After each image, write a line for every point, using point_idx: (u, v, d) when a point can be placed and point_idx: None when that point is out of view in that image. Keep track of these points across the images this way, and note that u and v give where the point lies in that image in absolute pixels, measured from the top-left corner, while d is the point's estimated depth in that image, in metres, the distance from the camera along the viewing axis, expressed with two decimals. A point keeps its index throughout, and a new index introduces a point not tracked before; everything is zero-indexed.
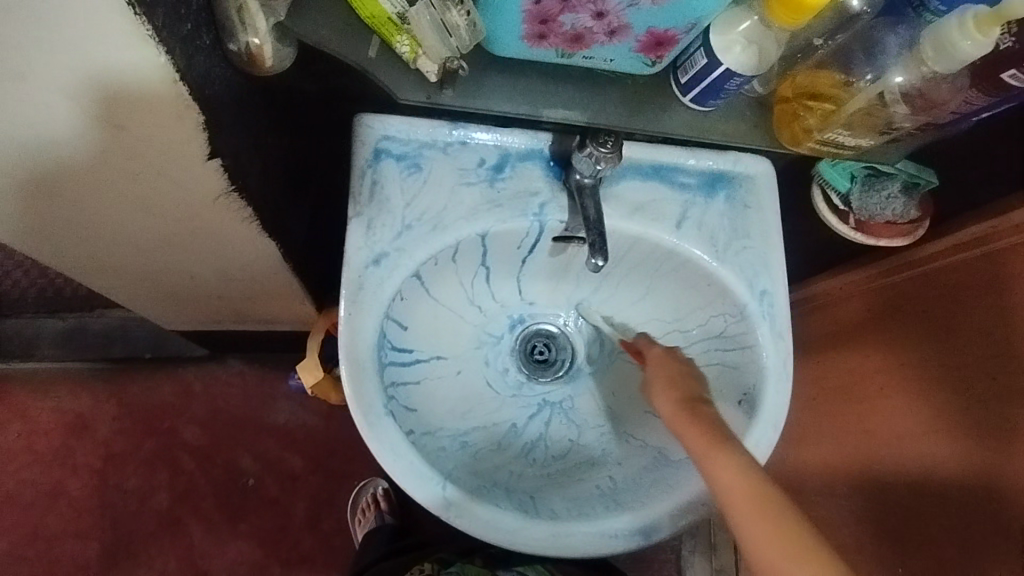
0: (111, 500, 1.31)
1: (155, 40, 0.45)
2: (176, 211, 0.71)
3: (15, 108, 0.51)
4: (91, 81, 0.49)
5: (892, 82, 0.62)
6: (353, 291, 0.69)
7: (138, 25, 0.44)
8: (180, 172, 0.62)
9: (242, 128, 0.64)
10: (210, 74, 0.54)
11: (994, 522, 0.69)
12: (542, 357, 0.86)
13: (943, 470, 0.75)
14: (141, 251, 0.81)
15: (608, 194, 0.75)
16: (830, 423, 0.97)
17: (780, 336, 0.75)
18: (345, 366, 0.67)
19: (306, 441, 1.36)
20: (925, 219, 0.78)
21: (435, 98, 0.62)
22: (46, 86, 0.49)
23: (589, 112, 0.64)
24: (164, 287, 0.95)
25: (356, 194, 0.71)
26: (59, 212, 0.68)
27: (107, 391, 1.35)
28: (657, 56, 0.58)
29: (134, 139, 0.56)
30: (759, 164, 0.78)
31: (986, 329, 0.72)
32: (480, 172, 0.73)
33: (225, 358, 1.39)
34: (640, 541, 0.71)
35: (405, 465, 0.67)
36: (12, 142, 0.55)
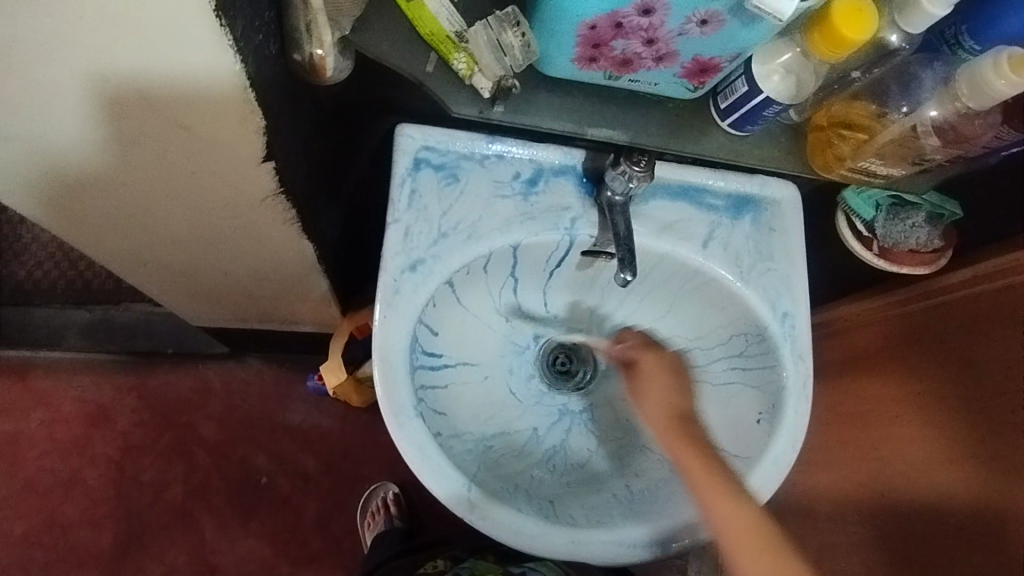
0: (126, 491, 1.33)
1: (231, 47, 0.48)
2: (221, 211, 0.74)
3: (90, 102, 0.54)
4: (166, 82, 0.52)
5: (926, 115, 0.64)
6: (389, 294, 0.71)
7: (220, 34, 0.47)
8: (233, 174, 0.66)
9: (293, 135, 0.67)
10: (274, 82, 0.57)
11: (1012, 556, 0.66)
12: (564, 368, 0.88)
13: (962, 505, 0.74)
14: (181, 247, 0.83)
15: (637, 212, 0.78)
16: (843, 449, 0.98)
17: (800, 358, 0.77)
18: (378, 366, 0.69)
19: (320, 443, 1.38)
20: (948, 249, 0.81)
21: (486, 113, 0.64)
22: (122, 84, 0.52)
23: (631, 132, 0.67)
24: (198, 283, 0.98)
25: (395, 201, 0.73)
26: (110, 205, 0.71)
27: (129, 384, 1.38)
28: (700, 82, 0.60)
29: (196, 139, 0.60)
30: (786, 189, 0.79)
31: (1007, 360, 0.73)
32: (515, 185, 0.76)
33: (246, 357, 1.41)
34: (657, 552, 0.72)
35: (432, 465, 0.69)
36: (80, 138, 0.59)
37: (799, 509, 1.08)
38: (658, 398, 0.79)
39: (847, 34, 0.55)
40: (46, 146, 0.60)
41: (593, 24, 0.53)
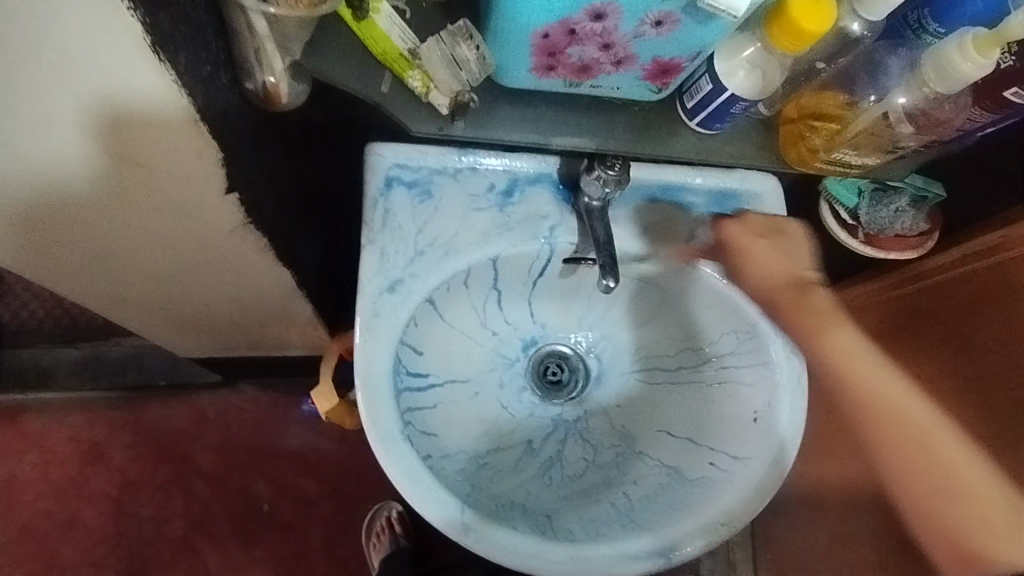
0: (126, 528, 1.31)
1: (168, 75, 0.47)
2: (194, 243, 0.73)
3: (43, 148, 0.53)
4: (117, 122, 0.51)
5: (895, 103, 0.62)
6: (368, 318, 0.70)
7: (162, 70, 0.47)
8: (199, 205, 0.65)
9: (258, 163, 0.66)
10: (228, 112, 0.57)
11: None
12: (555, 378, 0.87)
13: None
14: (157, 281, 0.82)
15: (615, 217, 0.76)
16: (846, 437, 0.96)
17: (792, 353, 0.75)
18: (361, 392, 0.68)
19: (320, 466, 1.37)
20: (934, 231, 0.80)
21: (447, 129, 0.62)
22: (72, 128, 0.52)
23: (598, 139, 0.66)
24: (180, 316, 0.96)
25: (368, 222, 0.72)
26: (81, 246, 0.70)
27: (123, 419, 1.36)
28: (663, 83, 0.59)
29: (154, 176, 0.59)
30: (766, 181, 0.78)
31: (1004, 339, 0.72)
32: (491, 197, 0.74)
33: (239, 384, 1.40)
34: (660, 563, 0.70)
35: (422, 489, 0.67)
36: (38, 181, 0.58)
37: (808, 499, 1.06)
38: (777, 270, 0.73)
39: (806, 26, 0.53)
40: (7, 197, 0.59)
41: (546, 33, 0.52)
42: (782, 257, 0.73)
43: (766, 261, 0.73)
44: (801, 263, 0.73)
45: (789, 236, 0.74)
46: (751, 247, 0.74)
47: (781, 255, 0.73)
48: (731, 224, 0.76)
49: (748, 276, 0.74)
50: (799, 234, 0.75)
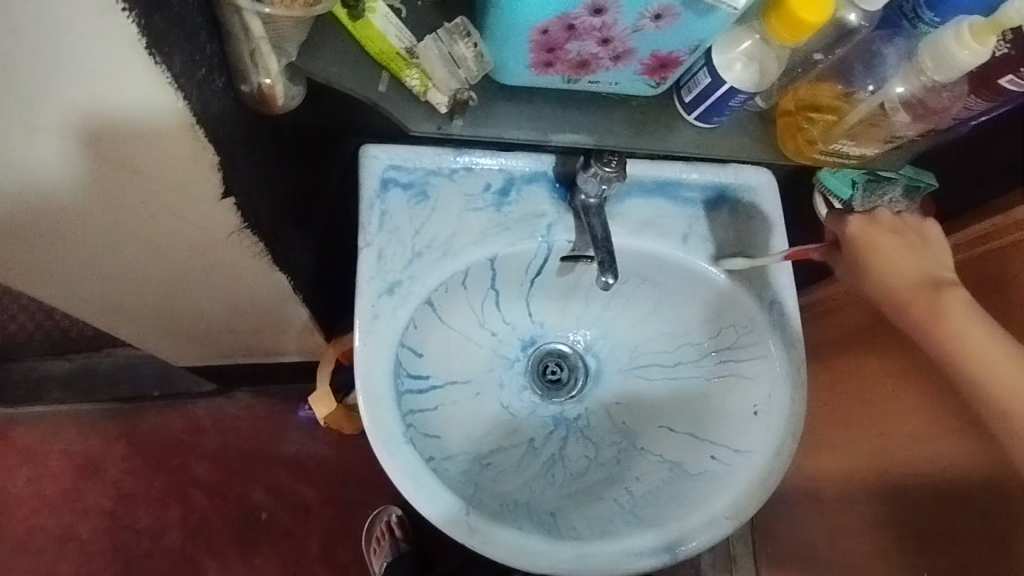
0: (123, 541, 1.29)
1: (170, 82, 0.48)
2: (188, 250, 0.72)
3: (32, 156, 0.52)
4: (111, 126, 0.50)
5: (892, 92, 0.63)
6: (367, 320, 0.69)
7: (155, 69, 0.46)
8: (194, 212, 0.64)
9: (252, 167, 0.65)
10: (222, 116, 0.56)
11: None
12: (554, 377, 0.86)
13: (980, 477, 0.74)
14: (151, 290, 0.81)
15: (614, 213, 0.76)
16: (845, 427, 0.97)
17: (793, 345, 0.75)
18: (362, 396, 0.68)
19: (319, 472, 1.36)
20: (929, 221, 0.81)
21: (445, 127, 0.63)
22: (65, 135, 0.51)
23: (595, 135, 0.66)
24: (175, 324, 0.95)
25: (365, 225, 0.71)
26: (73, 257, 0.69)
27: (117, 431, 1.34)
28: (661, 77, 0.59)
29: (147, 182, 0.58)
30: (760, 175, 0.78)
31: None
32: (487, 197, 0.74)
33: (235, 392, 1.38)
34: (666, 558, 0.70)
35: (426, 492, 0.67)
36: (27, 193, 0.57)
37: (806, 490, 1.07)
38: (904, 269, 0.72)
39: (805, 18, 0.53)
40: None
41: (544, 29, 0.52)
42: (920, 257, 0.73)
43: (902, 261, 0.73)
44: (934, 263, 0.72)
45: (931, 245, 0.74)
46: (881, 242, 0.74)
47: (915, 255, 0.73)
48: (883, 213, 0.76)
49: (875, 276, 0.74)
50: (892, 246, 0.73)
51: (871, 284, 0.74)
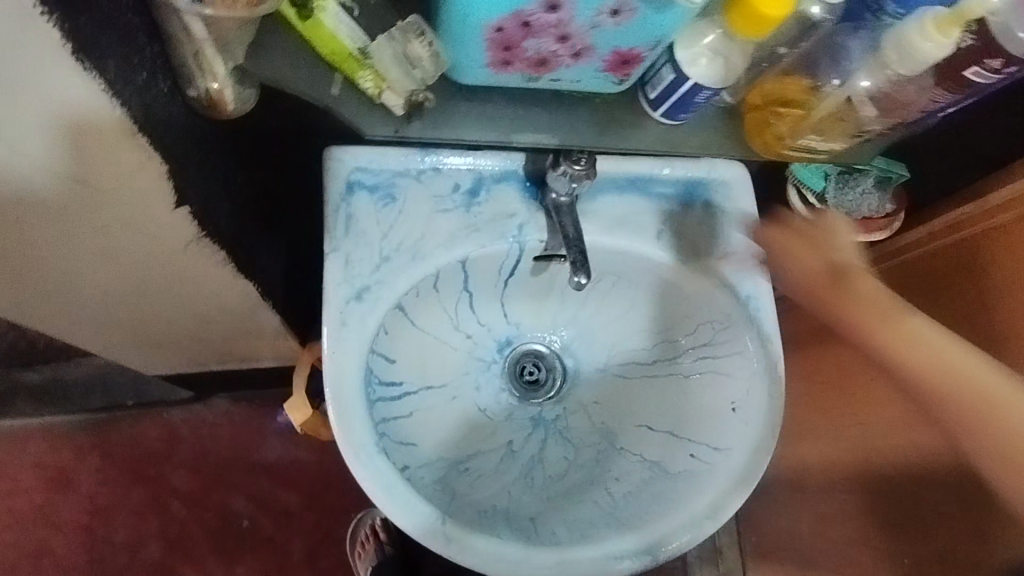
0: (100, 555, 1.26)
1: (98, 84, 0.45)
2: (149, 260, 0.70)
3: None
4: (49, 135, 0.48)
5: (858, 85, 0.62)
6: (336, 328, 0.68)
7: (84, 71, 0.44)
8: (148, 221, 0.62)
9: (208, 173, 0.63)
10: (171, 122, 0.54)
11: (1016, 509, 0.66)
12: (531, 377, 0.85)
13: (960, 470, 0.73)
14: (113, 301, 0.78)
15: (585, 211, 0.75)
16: (825, 419, 0.97)
17: (769, 339, 0.75)
18: (331, 406, 0.66)
19: (299, 478, 1.33)
20: (900, 211, 0.82)
21: (402, 131, 0.61)
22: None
23: (561, 134, 0.64)
24: (143, 336, 0.92)
25: (331, 230, 0.70)
26: (28, 275, 0.66)
27: (90, 443, 1.31)
28: (624, 74, 0.58)
29: (93, 193, 0.56)
30: (732, 169, 0.78)
31: (968, 313, 0.73)
32: (456, 197, 0.73)
33: (210, 399, 1.36)
34: (647, 561, 0.69)
35: (401, 503, 0.66)
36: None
37: (788, 480, 1.07)
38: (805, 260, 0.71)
39: (767, 11, 0.53)
40: None
41: (499, 27, 0.51)
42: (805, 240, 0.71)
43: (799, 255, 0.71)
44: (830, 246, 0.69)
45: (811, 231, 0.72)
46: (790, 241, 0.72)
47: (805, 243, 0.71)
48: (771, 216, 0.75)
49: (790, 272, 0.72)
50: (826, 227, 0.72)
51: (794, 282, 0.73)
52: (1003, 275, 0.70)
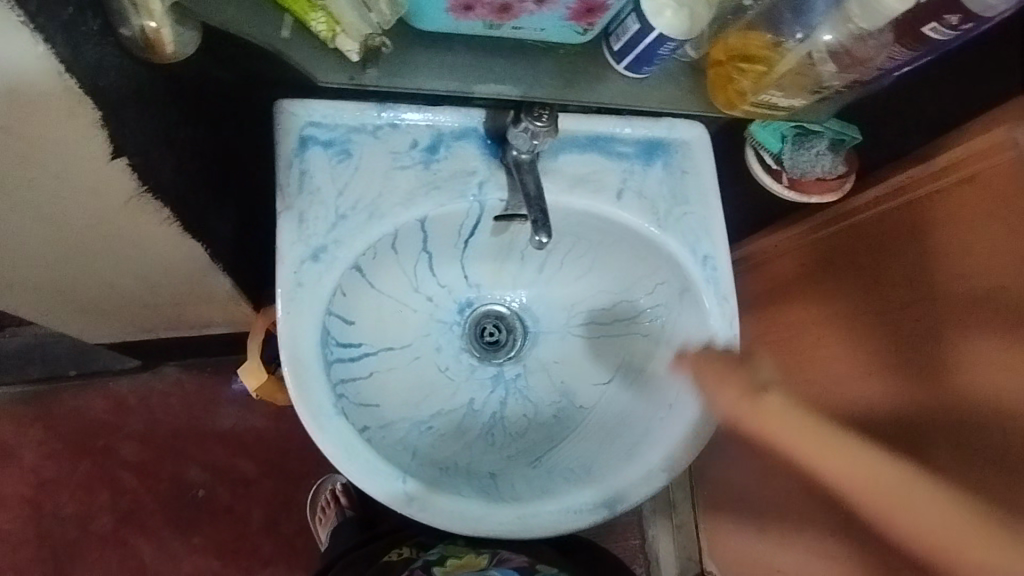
0: (47, 529, 1.22)
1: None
2: (83, 216, 0.66)
3: None
4: None
5: (820, 40, 0.63)
6: (291, 289, 0.66)
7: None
8: (79, 176, 0.59)
9: (148, 124, 0.60)
10: (103, 64, 0.51)
11: (946, 458, 0.70)
12: (492, 338, 0.85)
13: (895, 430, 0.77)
14: (49, 263, 0.74)
15: (546, 169, 0.74)
16: (776, 376, 1.00)
17: (724, 299, 0.76)
18: (287, 367, 0.64)
19: (257, 445, 1.31)
20: (852, 173, 0.81)
21: (358, 78, 0.60)
22: None
23: (522, 87, 0.64)
24: (83, 301, 0.88)
25: (283, 186, 0.67)
26: None
27: (30, 415, 1.25)
28: (588, 23, 0.58)
29: (20, 141, 0.52)
30: (693, 129, 0.78)
31: (910, 273, 0.76)
32: (414, 154, 0.70)
33: (160, 367, 1.31)
34: (606, 514, 0.71)
35: (362, 463, 0.65)
36: None
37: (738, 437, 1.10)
38: (766, 294, 1.03)
39: None
40: None
41: None
42: (762, 282, 1.04)
43: (755, 285, 1.06)
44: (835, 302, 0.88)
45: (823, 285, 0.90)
46: (759, 265, 1.04)
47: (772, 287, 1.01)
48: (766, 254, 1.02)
49: (754, 295, 1.06)
50: (828, 279, 0.90)
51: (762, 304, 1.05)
52: (945, 237, 0.72)
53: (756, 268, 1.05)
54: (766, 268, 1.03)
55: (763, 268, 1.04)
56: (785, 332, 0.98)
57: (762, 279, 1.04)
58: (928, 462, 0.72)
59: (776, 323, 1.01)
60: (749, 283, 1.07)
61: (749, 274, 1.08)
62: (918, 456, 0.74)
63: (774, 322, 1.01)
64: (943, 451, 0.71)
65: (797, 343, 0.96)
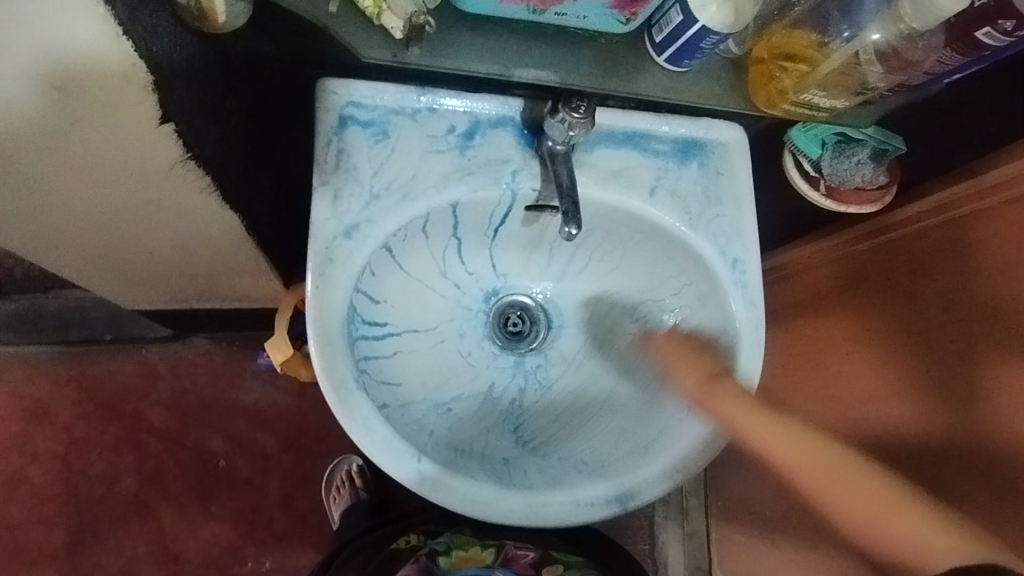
0: (75, 486, 1.26)
1: None
2: (126, 181, 0.68)
3: None
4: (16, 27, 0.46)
5: (869, 40, 0.63)
6: (322, 263, 0.67)
7: None
8: (129, 142, 0.62)
9: (195, 93, 0.62)
10: (157, 29, 0.54)
11: (979, 487, 0.69)
12: (516, 328, 0.85)
13: (926, 454, 0.75)
14: (94, 225, 0.77)
15: (580, 162, 0.74)
16: (802, 390, 0.98)
17: (752, 304, 0.75)
18: (313, 340, 0.65)
19: (278, 421, 1.33)
20: (892, 184, 0.79)
21: (401, 56, 0.61)
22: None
23: (562, 73, 0.64)
24: (124, 265, 0.91)
25: (321, 163, 0.68)
26: (13, 189, 0.66)
27: (66, 375, 1.30)
28: (631, 13, 0.59)
29: (77, 103, 0.55)
30: (731, 131, 0.77)
31: (948, 291, 0.74)
32: (450, 139, 0.71)
33: (191, 338, 1.34)
34: (616, 509, 0.71)
35: (379, 440, 0.66)
36: None
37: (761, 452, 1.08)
38: (795, 308, 1.02)
39: None
40: None
41: None
42: (791, 294, 1.03)
43: (785, 296, 1.05)
44: (868, 319, 0.86)
45: (858, 300, 0.88)
46: (792, 276, 1.03)
47: (803, 300, 1.00)
48: (798, 265, 1.02)
49: (783, 305, 1.05)
50: (861, 294, 0.88)
51: (790, 316, 1.04)
52: (988, 256, 0.70)
53: (788, 281, 1.04)
54: (797, 280, 1.02)
55: (795, 279, 1.02)
56: (812, 346, 0.97)
57: (794, 290, 1.03)
58: (962, 488, 0.71)
59: (805, 336, 0.99)
60: (780, 294, 1.06)
61: (780, 286, 1.07)
62: (947, 482, 0.73)
63: (801, 335, 1.00)
64: (974, 474, 0.69)
65: (825, 358, 0.94)
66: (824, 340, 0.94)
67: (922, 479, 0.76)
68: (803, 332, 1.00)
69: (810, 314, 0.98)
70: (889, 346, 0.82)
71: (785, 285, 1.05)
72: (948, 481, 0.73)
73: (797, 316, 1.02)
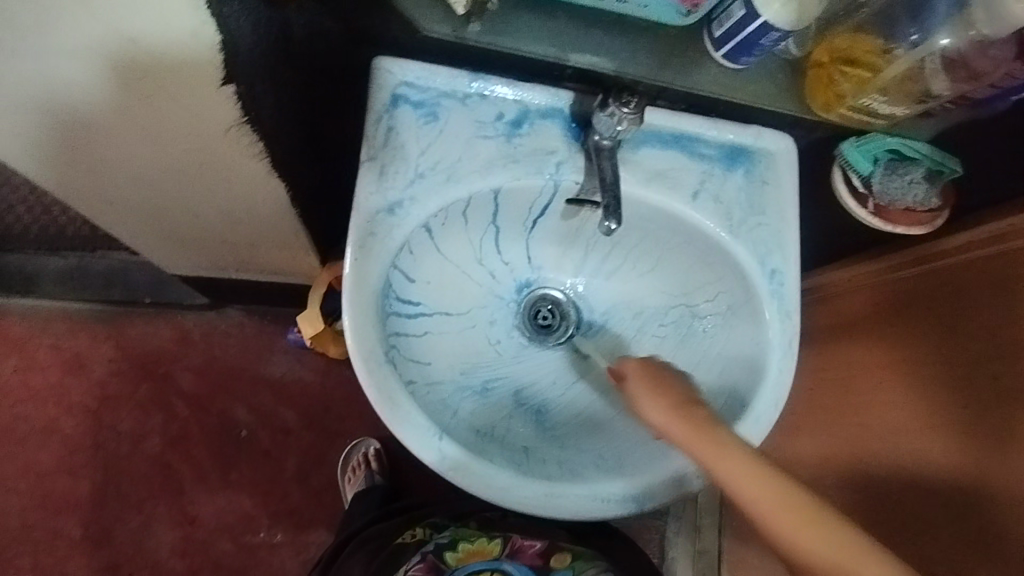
0: (104, 440, 1.30)
1: None
2: (183, 141, 0.71)
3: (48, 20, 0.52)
4: None
5: (937, 45, 0.62)
6: (363, 236, 0.68)
7: None
8: (194, 99, 0.64)
9: (257, 61, 0.63)
10: None
11: (1008, 529, 0.66)
12: (545, 322, 0.85)
13: (955, 491, 0.73)
14: (149, 184, 0.79)
15: (626, 160, 0.74)
16: (831, 416, 0.96)
17: (787, 316, 0.74)
18: (348, 310, 0.67)
19: (302, 397, 1.36)
20: (945, 209, 0.76)
21: (460, 32, 0.65)
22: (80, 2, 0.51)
23: (617, 61, 0.66)
24: (172, 228, 0.94)
25: (371, 139, 0.70)
26: (81, 139, 0.69)
27: (105, 332, 1.34)
28: (692, 5, 0.60)
29: (148, 57, 0.57)
30: (781, 141, 0.76)
31: (993, 324, 0.71)
32: (498, 126, 0.72)
33: (226, 309, 1.38)
34: (631, 509, 0.71)
35: (403, 414, 0.67)
36: (50, 68, 0.58)
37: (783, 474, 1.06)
38: (828, 333, 1.01)
39: None
40: (29, 84, 0.60)
41: None
42: (826, 318, 1.02)
43: (821, 318, 1.03)
44: (905, 347, 0.84)
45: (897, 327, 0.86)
46: (828, 299, 1.02)
47: (839, 324, 0.98)
48: (837, 289, 1.00)
49: (818, 328, 1.03)
50: (901, 322, 0.85)
51: (823, 339, 1.02)
52: None
53: (825, 303, 1.03)
54: (834, 304, 1.00)
55: (833, 302, 1.01)
56: (843, 371, 0.95)
57: (829, 314, 1.01)
58: (992, 530, 0.68)
59: (837, 361, 0.97)
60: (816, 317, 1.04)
61: (816, 309, 1.05)
62: (976, 522, 0.70)
63: (832, 359, 0.98)
64: (1005, 515, 0.67)
65: (856, 385, 0.92)
66: (858, 366, 0.92)
67: (950, 517, 0.74)
68: (836, 357, 0.98)
69: (846, 338, 0.96)
70: (926, 376, 0.79)
71: (822, 307, 1.03)
72: (975, 521, 0.70)
73: (831, 340, 1.00)
